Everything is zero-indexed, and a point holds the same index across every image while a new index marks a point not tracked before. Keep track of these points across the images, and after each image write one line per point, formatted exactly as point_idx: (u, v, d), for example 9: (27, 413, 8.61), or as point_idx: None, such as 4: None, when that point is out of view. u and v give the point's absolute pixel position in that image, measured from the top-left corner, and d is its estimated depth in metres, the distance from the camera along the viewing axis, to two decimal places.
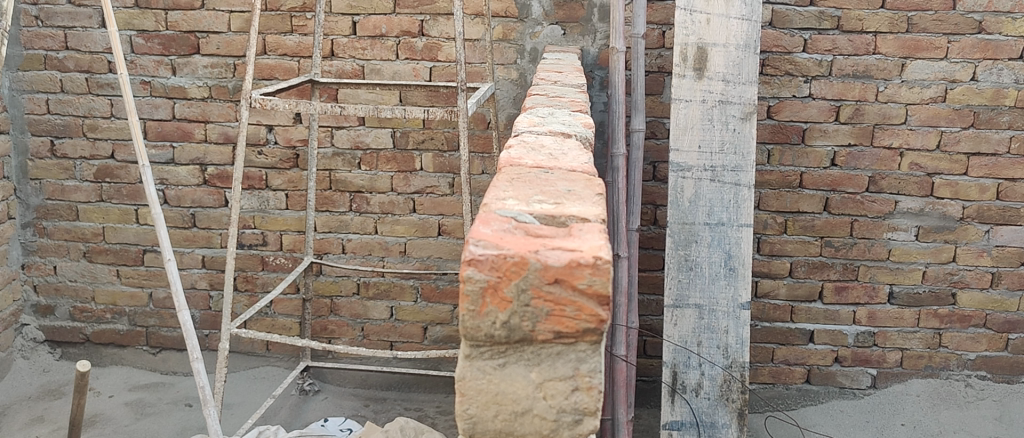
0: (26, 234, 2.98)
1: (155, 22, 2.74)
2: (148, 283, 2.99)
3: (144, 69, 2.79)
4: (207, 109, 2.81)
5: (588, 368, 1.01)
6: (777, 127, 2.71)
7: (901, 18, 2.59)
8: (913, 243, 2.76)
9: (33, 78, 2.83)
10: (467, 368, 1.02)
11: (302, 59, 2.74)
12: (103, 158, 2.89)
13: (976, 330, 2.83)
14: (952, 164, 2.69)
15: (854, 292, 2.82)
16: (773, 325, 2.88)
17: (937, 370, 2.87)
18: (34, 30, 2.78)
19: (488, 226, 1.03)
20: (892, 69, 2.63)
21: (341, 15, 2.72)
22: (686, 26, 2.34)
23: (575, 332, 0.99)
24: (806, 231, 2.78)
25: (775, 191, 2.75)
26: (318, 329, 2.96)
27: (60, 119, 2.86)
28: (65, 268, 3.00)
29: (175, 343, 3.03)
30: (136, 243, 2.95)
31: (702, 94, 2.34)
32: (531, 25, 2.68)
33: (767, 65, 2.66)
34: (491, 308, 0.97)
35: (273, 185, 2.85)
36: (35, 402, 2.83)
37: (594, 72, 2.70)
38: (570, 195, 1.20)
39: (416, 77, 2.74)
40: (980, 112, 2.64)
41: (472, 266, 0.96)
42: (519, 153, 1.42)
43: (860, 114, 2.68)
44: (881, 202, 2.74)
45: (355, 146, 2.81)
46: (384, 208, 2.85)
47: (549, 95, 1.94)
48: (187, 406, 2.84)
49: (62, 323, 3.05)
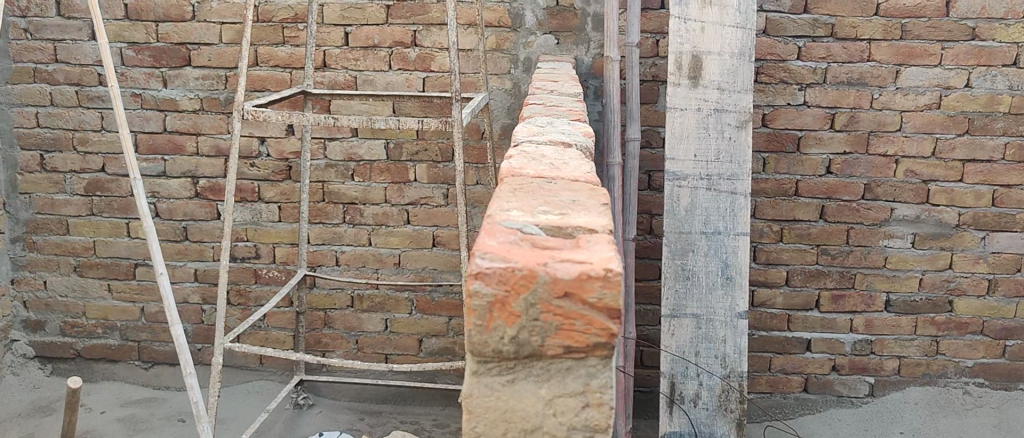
0: (16, 249, 2.94)
1: (146, 34, 2.73)
2: (141, 298, 2.95)
3: (135, 82, 2.77)
4: (199, 121, 2.79)
5: (599, 384, 0.99)
6: (772, 135, 2.70)
7: (895, 25, 2.59)
8: (910, 251, 2.76)
9: (22, 91, 2.80)
10: (475, 384, 1.00)
11: (294, 70, 2.72)
12: (93, 171, 2.86)
13: (974, 337, 2.81)
14: (948, 171, 2.69)
15: (851, 300, 2.81)
16: (770, 333, 2.87)
17: (935, 378, 2.85)
18: (24, 43, 2.76)
19: (494, 238, 1.01)
20: (886, 76, 2.63)
21: (333, 25, 2.70)
22: (680, 34, 2.33)
23: (585, 346, 0.96)
24: (802, 239, 2.77)
25: (770, 200, 2.75)
26: (313, 342, 2.93)
27: (50, 133, 2.83)
28: (56, 283, 2.96)
29: (167, 357, 2.99)
30: (127, 257, 2.92)
31: (697, 103, 2.33)
32: (525, 34, 2.67)
33: (762, 73, 2.65)
34: (499, 322, 0.95)
35: (266, 197, 2.83)
36: (25, 419, 2.80)
37: (589, 81, 2.69)
38: (575, 205, 1.18)
39: (410, 88, 2.72)
40: (974, 118, 2.64)
41: (480, 279, 0.94)
42: (521, 163, 1.40)
43: (855, 121, 2.67)
44: (877, 209, 2.73)
45: (348, 158, 2.79)
46: (378, 219, 2.83)
47: (546, 104, 1.93)
48: (180, 422, 2.81)
49: (52, 338, 3.01)
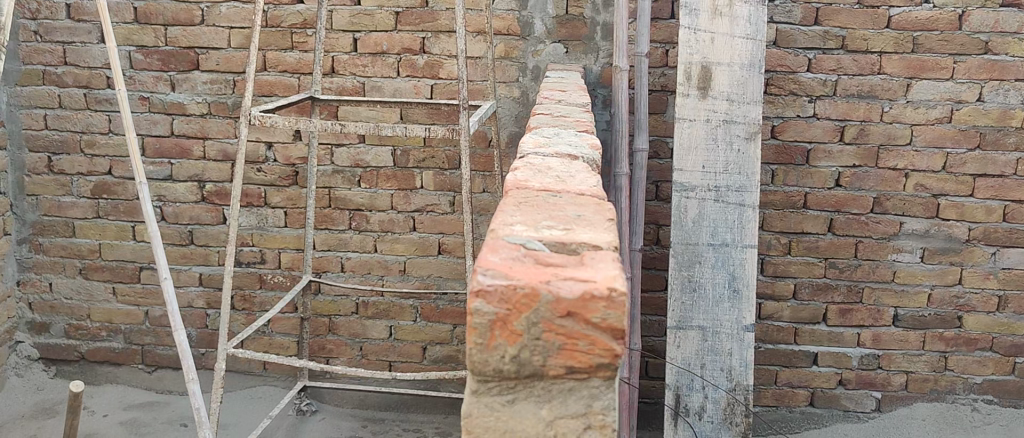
0: (22, 251, 2.94)
1: (155, 37, 2.73)
2: (145, 302, 2.95)
3: (143, 85, 2.77)
4: (206, 125, 2.79)
5: (602, 406, 0.98)
6: (781, 147, 2.68)
7: (906, 38, 2.57)
8: (919, 265, 2.73)
9: (31, 93, 2.81)
10: (475, 404, 0.99)
11: (302, 76, 2.72)
12: (100, 174, 2.86)
13: (983, 353, 2.78)
14: (958, 185, 2.66)
15: (858, 314, 2.79)
16: (777, 347, 2.84)
17: (943, 394, 2.82)
18: (33, 46, 2.77)
19: (497, 254, 1.00)
20: (897, 89, 2.61)
21: (341, 32, 2.70)
22: (690, 44, 2.32)
23: (589, 367, 0.95)
24: (810, 252, 2.75)
25: (779, 212, 2.73)
26: (316, 349, 2.92)
27: (57, 135, 2.84)
28: (61, 286, 2.96)
29: (171, 361, 2.98)
30: (132, 260, 2.92)
31: (706, 114, 2.31)
32: (534, 42, 2.66)
33: (771, 85, 2.64)
34: (500, 341, 0.94)
35: (272, 202, 2.82)
36: (28, 421, 2.80)
37: (597, 90, 2.68)
38: (580, 220, 1.17)
39: (418, 95, 2.72)
40: (986, 132, 2.62)
41: (481, 297, 0.92)
42: (527, 175, 1.39)
43: (865, 134, 2.65)
44: (885, 223, 2.71)
45: (355, 164, 2.79)
46: (384, 226, 2.82)
47: (554, 114, 1.92)
48: (183, 426, 2.80)
49: (56, 341, 3.01)
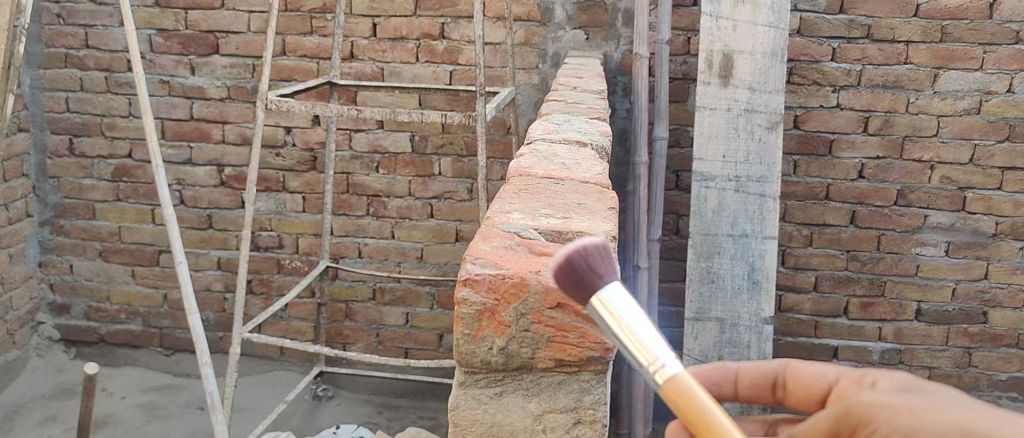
0: (44, 232, 2.97)
1: (176, 21, 2.73)
2: (164, 284, 2.97)
3: (163, 69, 2.78)
4: (227, 110, 2.79)
5: (592, 400, 0.95)
6: (803, 137, 2.64)
7: (935, 27, 2.51)
8: (943, 259, 2.68)
9: (53, 76, 2.82)
10: (462, 397, 0.97)
11: (321, 61, 2.72)
12: (120, 157, 2.88)
13: (1008, 350, 2.73)
14: (985, 178, 2.61)
15: (879, 308, 2.75)
16: (798, 340, 2.81)
17: (966, 390, 2.78)
18: (56, 29, 2.77)
19: (488, 243, 0.99)
20: (924, 80, 2.55)
21: (361, 16, 2.69)
22: (711, 33, 2.27)
23: (578, 360, 0.92)
24: (832, 244, 2.71)
25: (800, 203, 2.69)
26: (333, 334, 2.93)
27: (79, 118, 2.86)
28: (82, 268, 2.99)
29: (188, 345, 3.01)
30: (151, 243, 2.94)
31: (727, 102, 2.26)
32: (554, 29, 2.63)
33: (793, 74, 2.60)
34: (488, 332, 0.92)
35: (291, 188, 2.83)
36: (48, 401, 2.82)
37: (617, 77, 2.65)
38: (581, 208, 1.15)
39: (437, 81, 2.70)
40: (1016, 124, 2.56)
41: (469, 286, 0.91)
42: (531, 162, 1.37)
43: (889, 125, 2.60)
44: (909, 216, 2.66)
45: (373, 150, 2.78)
46: (402, 213, 2.82)
47: (567, 101, 1.89)
48: (199, 410, 2.82)
49: (77, 322, 3.04)
